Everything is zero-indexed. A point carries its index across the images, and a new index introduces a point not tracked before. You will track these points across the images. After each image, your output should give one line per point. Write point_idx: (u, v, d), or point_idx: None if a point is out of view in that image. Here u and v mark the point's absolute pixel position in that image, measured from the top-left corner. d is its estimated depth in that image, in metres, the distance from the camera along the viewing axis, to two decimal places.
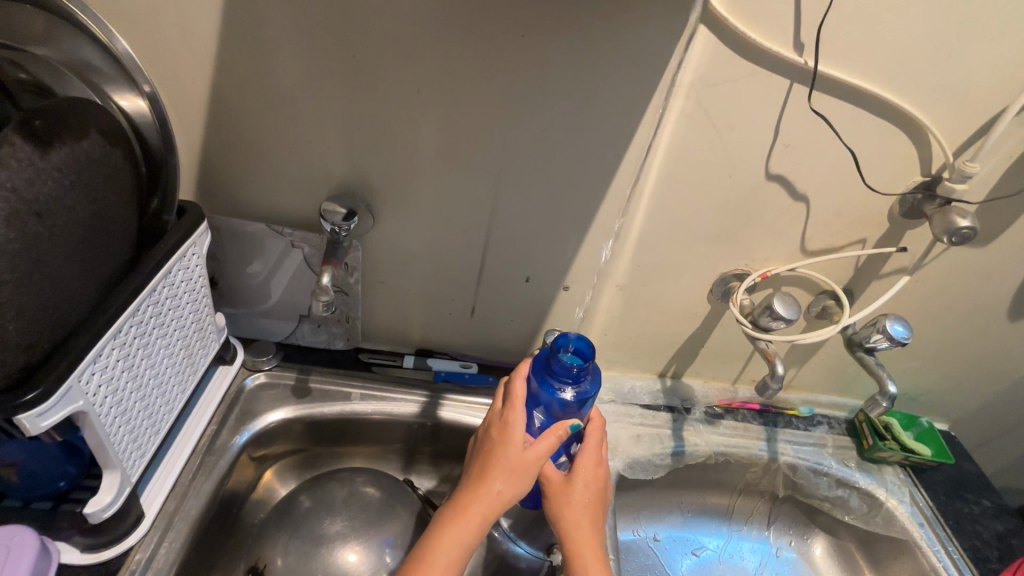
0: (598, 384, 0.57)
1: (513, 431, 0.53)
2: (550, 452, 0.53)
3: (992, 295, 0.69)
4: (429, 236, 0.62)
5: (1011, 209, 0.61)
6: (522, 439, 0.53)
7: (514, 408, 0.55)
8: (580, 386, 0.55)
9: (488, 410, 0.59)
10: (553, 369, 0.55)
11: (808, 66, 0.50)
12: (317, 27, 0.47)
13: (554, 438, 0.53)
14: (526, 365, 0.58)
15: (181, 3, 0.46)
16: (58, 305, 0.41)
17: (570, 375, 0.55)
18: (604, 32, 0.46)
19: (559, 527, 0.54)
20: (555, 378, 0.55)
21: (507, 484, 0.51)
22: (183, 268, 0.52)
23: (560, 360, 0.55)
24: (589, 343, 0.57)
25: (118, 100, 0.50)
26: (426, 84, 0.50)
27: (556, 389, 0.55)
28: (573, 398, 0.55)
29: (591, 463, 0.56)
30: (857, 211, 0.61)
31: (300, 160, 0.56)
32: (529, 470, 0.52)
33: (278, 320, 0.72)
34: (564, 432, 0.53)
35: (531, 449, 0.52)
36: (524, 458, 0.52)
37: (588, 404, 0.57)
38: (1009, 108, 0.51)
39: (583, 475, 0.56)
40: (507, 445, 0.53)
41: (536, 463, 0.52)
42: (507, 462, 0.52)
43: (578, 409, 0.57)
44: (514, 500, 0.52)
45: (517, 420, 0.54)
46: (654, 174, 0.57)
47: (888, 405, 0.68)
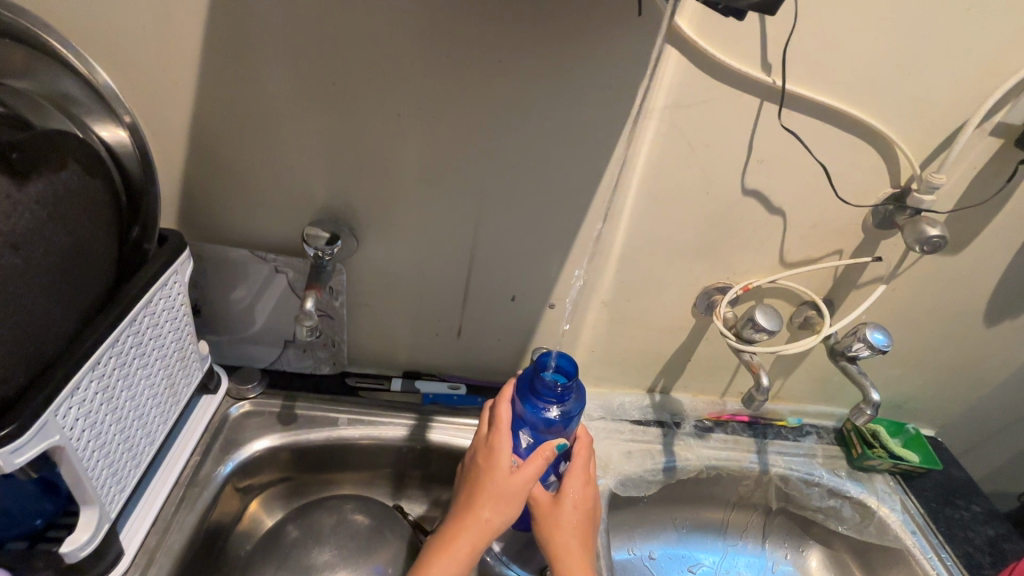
0: (583, 403, 0.56)
1: (500, 456, 0.53)
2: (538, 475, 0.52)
3: (968, 302, 0.71)
4: (413, 257, 0.62)
5: (979, 218, 0.63)
6: (509, 462, 0.53)
7: (499, 432, 0.55)
8: (565, 406, 0.55)
9: (475, 435, 0.59)
10: (537, 390, 0.55)
11: (776, 85, 0.51)
12: (297, 55, 0.48)
13: (541, 461, 0.52)
14: (509, 388, 0.58)
15: (161, 35, 0.47)
16: (34, 338, 0.40)
17: (554, 395, 0.54)
18: (579, 56, 0.48)
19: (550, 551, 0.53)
20: (539, 399, 0.55)
21: (496, 510, 0.50)
22: (164, 296, 0.51)
23: (543, 381, 0.55)
24: (572, 362, 0.57)
25: (98, 130, 0.50)
26: (406, 109, 0.51)
27: (541, 408, 0.55)
28: (558, 418, 0.55)
29: (579, 483, 0.56)
30: (832, 222, 0.62)
31: (283, 186, 0.56)
32: (518, 495, 0.51)
33: (263, 346, 0.71)
34: (551, 453, 0.53)
35: (517, 473, 0.52)
36: (510, 483, 0.51)
37: (574, 422, 0.57)
38: (970, 122, 0.53)
39: (572, 497, 0.55)
40: (494, 471, 0.52)
41: (524, 487, 0.52)
42: (495, 488, 0.51)
43: (565, 428, 0.56)
44: (503, 527, 0.51)
45: (503, 444, 0.54)
46: (633, 192, 0.58)
47: (873, 413, 0.67)
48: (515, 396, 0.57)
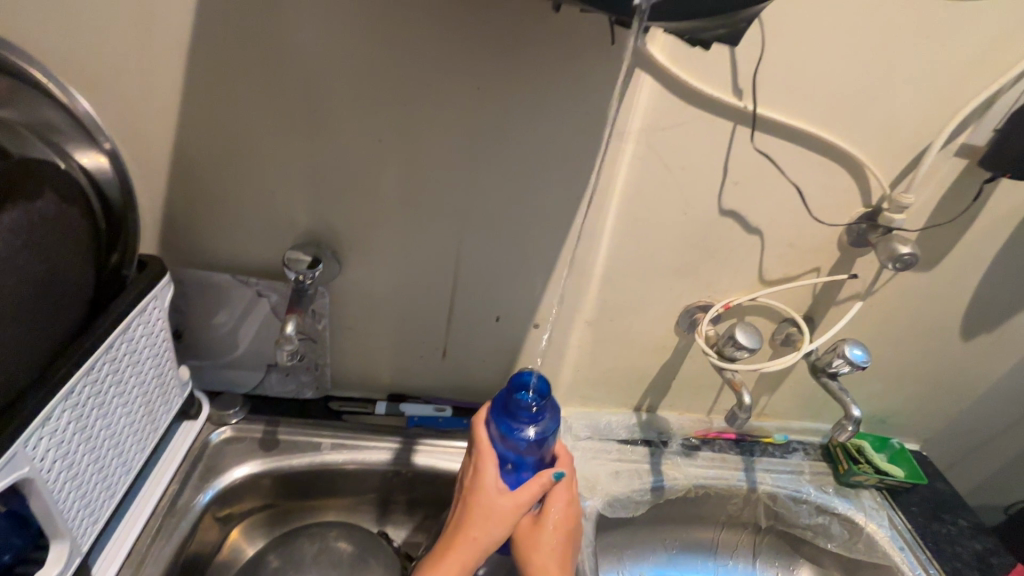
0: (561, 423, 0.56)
1: (485, 478, 0.53)
2: (526, 498, 0.52)
3: (944, 317, 0.72)
4: (397, 280, 0.62)
5: (949, 235, 0.64)
6: (496, 485, 0.53)
7: (485, 454, 0.54)
8: (542, 426, 0.54)
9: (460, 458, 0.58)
10: (513, 411, 0.54)
11: (748, 109, 0.53)
12: (279, 84, 0.48)
13: (535, 486, 0.53)
14: (487, 410, 0.58)
15: (144, 65, 0.47)
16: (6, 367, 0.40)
17: (529, 414, 0.54)
18: (555, 82, 0.49)
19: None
20: (514, 420, 0.54)
21: (484, 534, 0.50)
22: (143, 322, 0.51)
23: (520, 401, 0.54)
24: (547, 382, 0.57)
25: (79, 157, 0.50)
26: (387, 135, 0.52)
27: (516, 429, 0.54)
28: (538, 439, 0.55)
29: (564, 504, 0.56)
30: (808, 241, 0.64)
31: (265, 211, 0.57)
32: (506, 519, 0.51)
33: (245, 371, 0.70)
34: (545, 478, 0.54)
35: (505, 498, 0.52)
36: (498, 507, 0.51)
37: (553, 442, 0.56)
38: (935, 143, 0.55)
39: (557, 519, 0.55)
40: (481, 494, 0.52)
41: (512, 510, 0.51)
42: (482, 511, 0.51)
43: (542, 447, 0.56)
44: (488, 553, 0.50)
45: (489, 467, 0.53)
46: (613, 213, 0.59)
47: (854, 429, 0.67)
48: (491, 418, 0.56)
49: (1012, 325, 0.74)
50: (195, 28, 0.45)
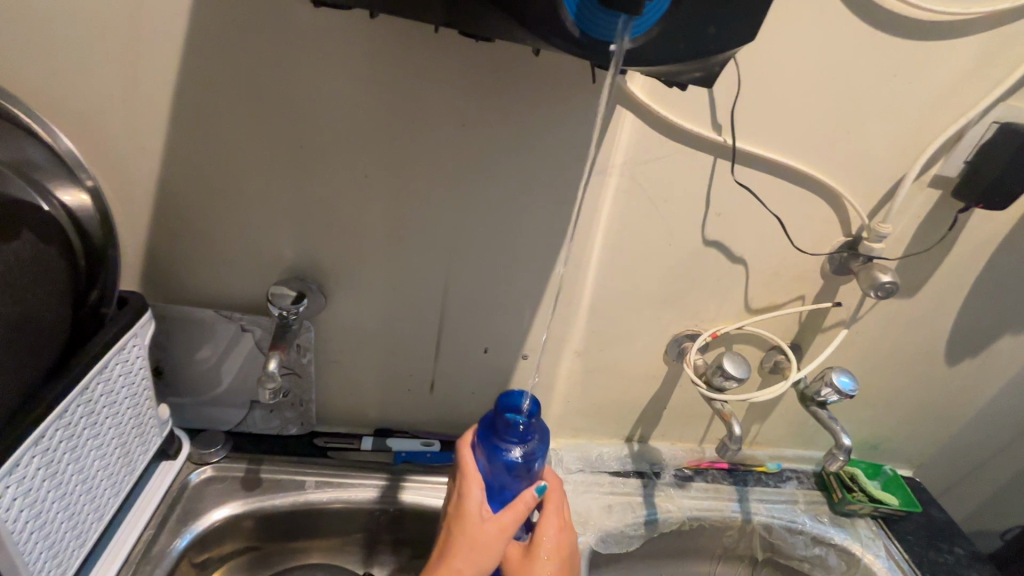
0: (548, 444, 0.54)
1: (471, 504, 0.52)
2: (514, 522, 0.52)
3: (928, 342, 0.73)
4: (383, 313, 0.62)
5: (929, 263, 0.65)
6: (479, 512, 0.51)
7: (468, 480, 0.53)
8: (529, 446, 0.52)
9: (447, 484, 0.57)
10: (499, 430, 0.52)
11: (727, 143, 0.54)
12: (264, 121, 0.49)
13: (520, 506, 0.53)
14: (471, 433, 0.56)
15: (129, 104, 0.48)
16: None
17: (516, 434, 0.51)
18: (538, 118, 0.50)
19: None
20: (501, 441, 0.52)
21: (470, 563, 0.48)
22: (121, 361, 0.50)
23: (505, 420, 0.51)
24: (537, 400, 0.54)
25: (60, 196, 0.49)
26: (373, 170, 0.52)
27: (503, 451, 0.52)
28: (523, 461, 0.52)
29: (554, 531, 0.54)
30: (792, 269, 0.65)
31: (250, 246, 0.56)
32: (495, 546, 0.50)
33: (228, 407, 0.68)
34: (530, 500, 0.53)
35: (489, 524, 0.51)
36: (481, 534, 0.50)
37: (539, 466, 0.54)
38: (908, 175, 0.57)
39: (547, 547, 0.53)
40: (467, 520, 0.51)
41: (499, 535, 0.51)
42: (468, 539, 0.50)
43: (530, 469, 0.54)
44: None
45: (473, 493, 0.52)
46: (598, 245, 0.59)
47: (845, 459, 0.67)
48: (477, 441, 0.54)
49: (996, 349, 0.75)
50: (182, 69, 0.46)
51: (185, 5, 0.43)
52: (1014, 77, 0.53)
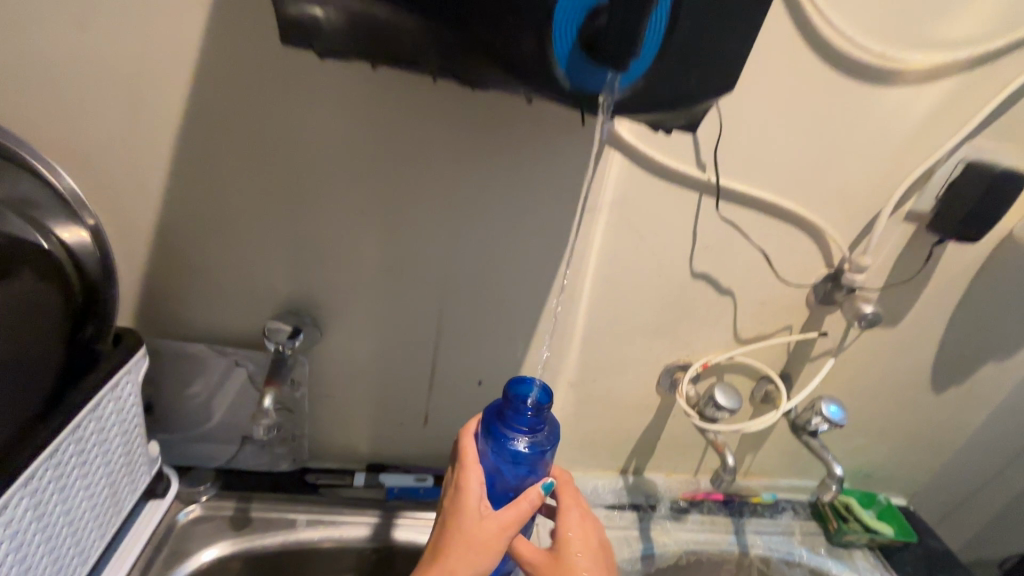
0: (557, 437, 0.50)
1: (470, 498, 0.46)
2: (518, 521, 0.46)
3: (914, 370, 0.75)
4: (377, 346, 0.62)
5: (909, 293, 0.68)
6: (479, 506, 0.46)
7: (468, 471, 0.48)
8: (536, 438, 0.48)
9: (444, 478, 0.52)
10: (505, 418, 0.48)
11: (711, 180, 0.56)
12: (265, 161, 0.50)
13: (524, 505, 0.46)
14: (476, 422, 0.52)
15: (132, 145, 0.49)
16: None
17: (523, 423, 0.47)
18: (530, 158, 0.52)
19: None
20: (507, 429, 0.48)
21: (465, 564, 0.42)
22: (114, 398, 0.49)
23: (513, 406, 0.47)
24: (548, 390, 0.49)
25: (59, 233, 0.50)
26: (370, 207, 0.54)
27: (508, 441, 0.48)
28: (530, 452, 0.48)
29: (575, 526, 0.52)
30: (778, 300, 0.66)
31: (247, 281, 0.57)
32: (494, 547, 0.44)
33: (218, 444, 0.67)
34: (535, 497, 0.47)
35: (488, 521, 0.45)
36: (480, 531, 0.44)
37: (547, 459, 0.49)
38: (884, 210, 0.59)
39: (573, 542, 0.50)
40: (464, 515, 0.45)
41: (501, 535, 0.45)
42: (467, 537, 0.44)
43: (536, 464, 0.49)
44: None
45: (472, 485, 0.47)
46: (590, 277, 0.61)
47: (837, 489, 0.68)
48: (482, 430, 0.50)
49: (980, 376, 0.76)
50: (185, 112, 0.48)
51: (191, 53, 0.45)
52: (979, 119, 0.55)
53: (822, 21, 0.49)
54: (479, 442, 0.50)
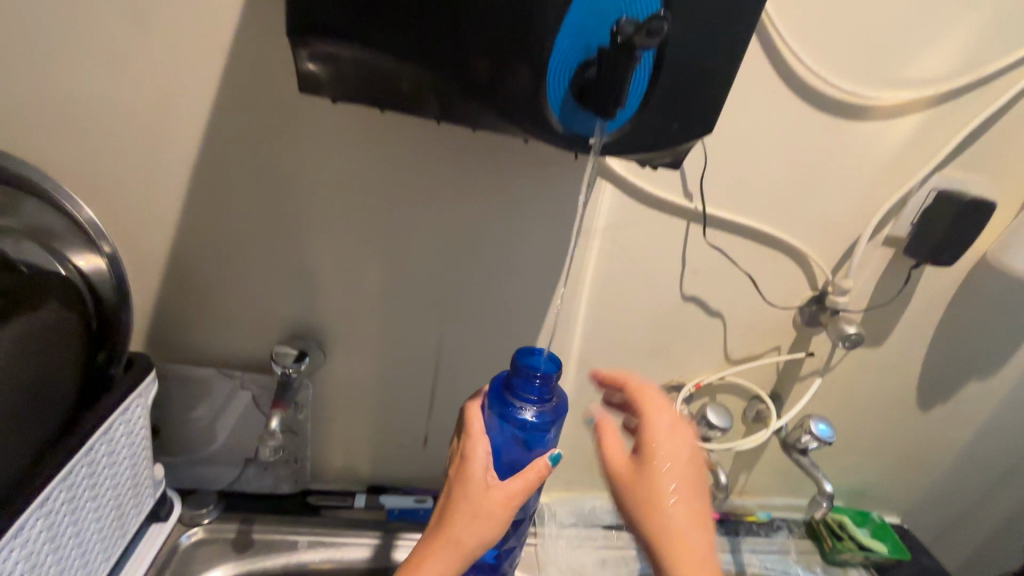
0: (562, 408, 0.50)
1: (476, 468, 0.44)
2: (524, 492, 0.44)
3: (900, 388, 0.77)
4: (380, 369, 0.64)
5: (892, 314, 0.70)
6: (485, 476, 0.44)
7: (474, 439, 0.46)
8: (544, 407, 0.48)
9: (453, 443, 0.50)
10: (514, 387, 0.47)
11: (698, 209, 0.59)
12: (275, 193, 0.53)
13: (531, 475, 0.44)
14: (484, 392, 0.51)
15: (149, 179, 0.52)
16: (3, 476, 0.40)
17: (532, 392, 0.47)
18: (526, 189, 0.55)
19: (636, 505, 0.45)
20: (515, 398, 0.48)
21: (470, 532, 0.42)
22: (124, 421, 0.51)
23: (521, 376, 0.47)
24: (556, 360, 0.50)
25: (75, 260, 0.52)
26: (374, 236, 0.56)
27: (515, 410, 0.48)
28: (537, 421, 0.48)
29: (664, 436, 0.47)
30: (766, 322, 0.69)
31: (255, 306, 0.59)
32: (499, 517, 0.43)
33: (221, 466, 0.68)
34: (542, 468, 0.45)
35: (495, 490, 0.43)
36: (485, 500, 0.43)
37: (553, 427, 0.50)
38: (862, 236, 0.63)
39: (662, 451, 0.46)
40: (469, 484, 0.44)
41: (508, 506, 0.43)
42: (472, 507, 0.43)
43: (542, 433, 0.49)
44: (475, 551, 0.43)
45: (478, 453, 0.45)
46: (585, 301, 0.63)
47: (828, 504, 0.70)
48: (490, 399, 0.50)
49: (963, 395, 0.79)
50: (201, 147, 0.50)
51: (208, 95, 0.48)
52: (945, 152, 0.59)
53: (796, 63, 0.53)
54: (487, 409, 0.50)
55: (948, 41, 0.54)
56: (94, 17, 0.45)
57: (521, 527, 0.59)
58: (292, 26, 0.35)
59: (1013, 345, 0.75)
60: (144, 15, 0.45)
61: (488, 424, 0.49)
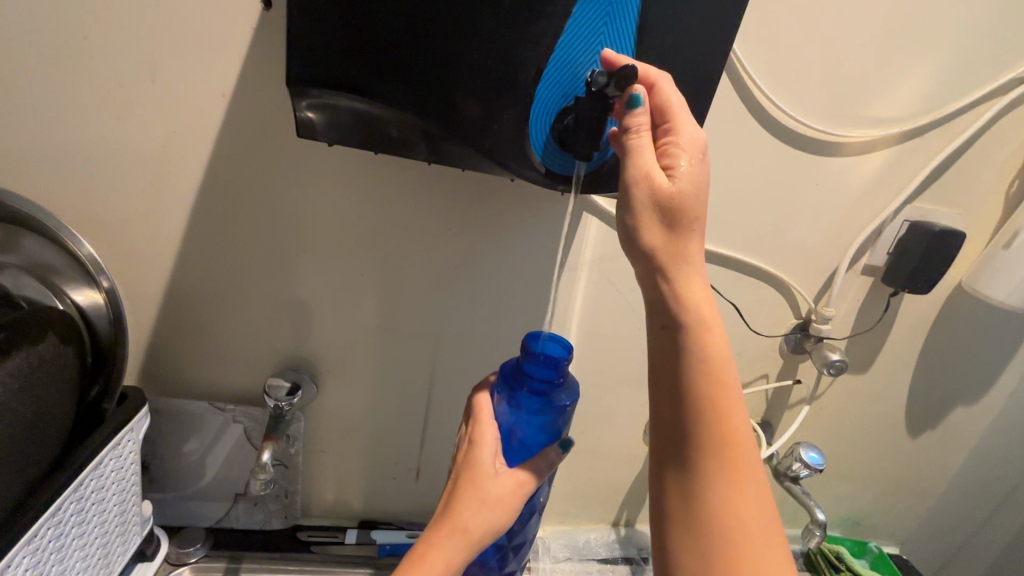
0: (575, 396, 0.47)
1: (485, 452, 0.44)
2: (532, 480, 0.44)
3: (889, 416, 0.78)
4: (372, 400, 0.65)
5: (875, 341, 0.72)
6: (494, 463, 0.44)
7: (483, 425, 0.45)
8: (556, 394, 0.46)
9: (459, 434, 0.48)
10: (525, 373, 0.45)
11: None
12: (271, 228, 0.55)
13: (541, 463, 0.45)
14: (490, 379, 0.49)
15: (151, 217, 0.53)
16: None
17: (545, 379, 0.45)
18: (514, 223, 0.57)
19: (657, 225, 0.37)
20: (526, 386, 0.45)
21: (479, 521, 0.42)
22: (115, 456, 0.51)
23: (533, 362, 0.44)
24: (563, 342, 0.46)
25: (74, 295, 0.54)
26: (368, 269, 0.58)
27: (526, 398, 0.46)
28: (548, 409, 0.46)
29: (698, 156, 0.37)
30: (753, 350, 0.70)
31: (249, 339, 0.60)
32: (509, 505, 0.43)
33: (211, 502, 0.67)
34: (553, 457, 0.45)
35: (505, 478, 0.43)
36: (495, 488, 0.43)
37: (565, 415, 0.47)
38: (839, 268, 0.65)
39: (694, 181, 0.37)
40: (478, 472, 0.43)
41: (516, 493, 0.43)
42: (481, 494, 0.42)
43: (553, 421, 0.47)
44: (483, 541, 0.42)
45: (487, 440, 0.44)
46: (575, 331, 0.64)
47: (822, 533, 0.71)
48: (497, 385, 0.47)
49: (951, 421, 0.80)
50: (202, 187, 0.52)
51: (210, 138, 0.50)
52: (914, 185, 0.62)
53: (767, 103, 0.56)
54: (495, 396, 0.47)
55: (910, 82, 0.57)
56: (105, 67, 0.47)
57: (528, 524, 0.57)
58: (290, 80, 0.37)
59: (995, 370, 0.77)
60: (152, 65, 0.48)
61: (496, 410, 0.47)
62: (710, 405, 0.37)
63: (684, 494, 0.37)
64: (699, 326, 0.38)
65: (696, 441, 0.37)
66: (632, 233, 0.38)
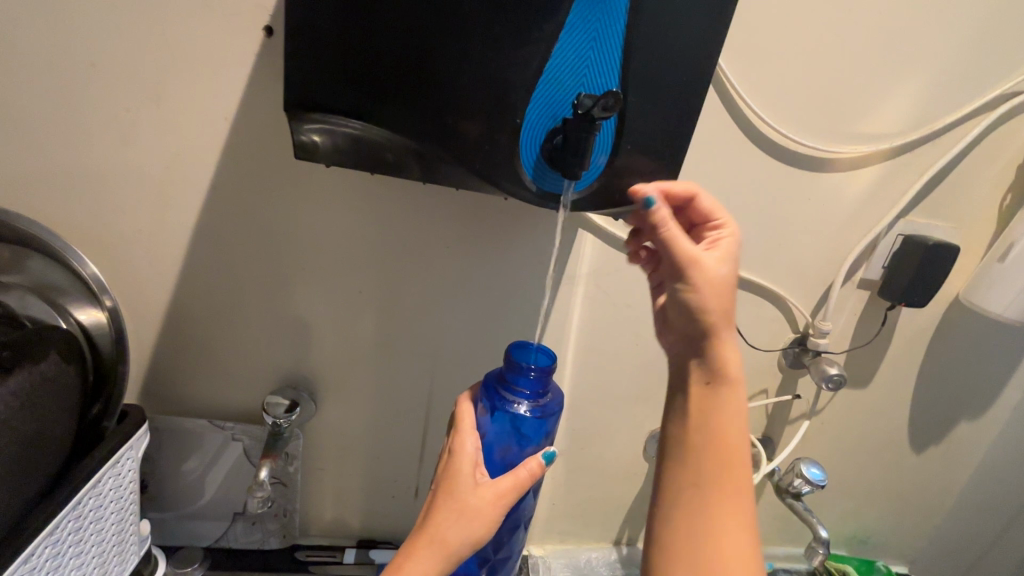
0: (558, 404, 0.48)
1: (464, 464, 0.44)
2: (513, 491, 0.43)
3: (892, 431, 0.77)
4: (370, 417, 0.65)
5: (874, 355, 0.72)
6: (474, 473, 0.44)
7: (462, 434, 0.45)
8: (539, 402, 0.46)
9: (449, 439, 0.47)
10: (508, 381, 0.46)
11: None
12: (271, 246, 0.56)
13: (522, 473, 0.44)
14: (474, 389, 0.50)
15: (154, 235, 0.54)
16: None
17: (526, 386, 0.45)
18: (510, 240, 0.58)
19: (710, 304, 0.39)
20: (509, 393, 0.46)
21: (456, 533, 0.42)
22: (115, 474, 0.51)
23: (514, 371, 0.45)
24: (549, 353, 0.47)
25: (78, 314, 0.54)
26: (366, 286, 0.58)
27: (508, 406, 0.46)
28: (532, 417, 0.46)
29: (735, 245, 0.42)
30: (752, 365, 0.70)
31: (249, 356, 0.61)
32: (488, 516, 0.42)
33: (209, 522, 0.67)
34: (535, 466, 0.44)
35: (485, 488, 0.43)
36: (473, 499, 0.42)
37: (547, 425, 0.48)
38: (835, 282, 0.65)
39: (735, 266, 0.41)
40: (456, 484, 0.43)
41: (496, 504, 0.43)
42: (459, 505, 0.42)
43: (536, 430, 0.47)
44: (462, 553, 0.42)
45: (466, 449, 0.44)
46: (573, 347, 0.65)
47: (825, 552, 0.70)
48: (481, 393, 0.48)
49: (956, 437, 0.79)
50: (204, 205, 0.53)
51: (213, 159, 0.52)
52: (906, 199, 0.62)
53: (756, 120, 0.57)
54: (478, 405, 0.48)
55: (899, 99, 0.58)
56: (112, 91, 0.49)
57: (514, 537, 0.57)
58: (287, 103, 0.39)
59: (998, 385, 0.76)
60: (158, 90, 0.49)
61: (479, 419, 0.47)
62: (717, 438, 0.38)
63: (689, 519, 0.38)
64: (741, 384, 0.39)
65: (710, 479, 0.38)
66: (689, 307, 0.40)
